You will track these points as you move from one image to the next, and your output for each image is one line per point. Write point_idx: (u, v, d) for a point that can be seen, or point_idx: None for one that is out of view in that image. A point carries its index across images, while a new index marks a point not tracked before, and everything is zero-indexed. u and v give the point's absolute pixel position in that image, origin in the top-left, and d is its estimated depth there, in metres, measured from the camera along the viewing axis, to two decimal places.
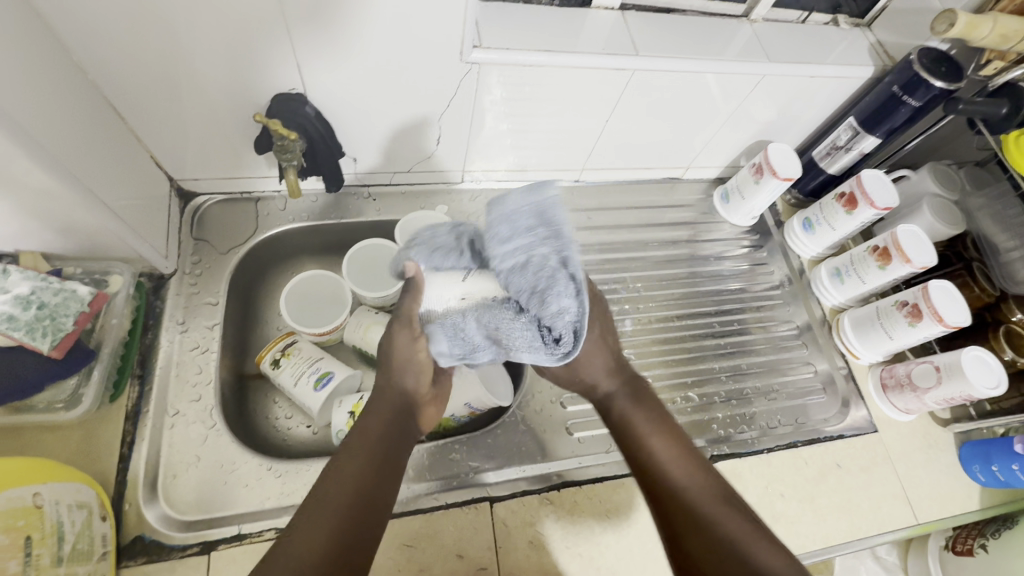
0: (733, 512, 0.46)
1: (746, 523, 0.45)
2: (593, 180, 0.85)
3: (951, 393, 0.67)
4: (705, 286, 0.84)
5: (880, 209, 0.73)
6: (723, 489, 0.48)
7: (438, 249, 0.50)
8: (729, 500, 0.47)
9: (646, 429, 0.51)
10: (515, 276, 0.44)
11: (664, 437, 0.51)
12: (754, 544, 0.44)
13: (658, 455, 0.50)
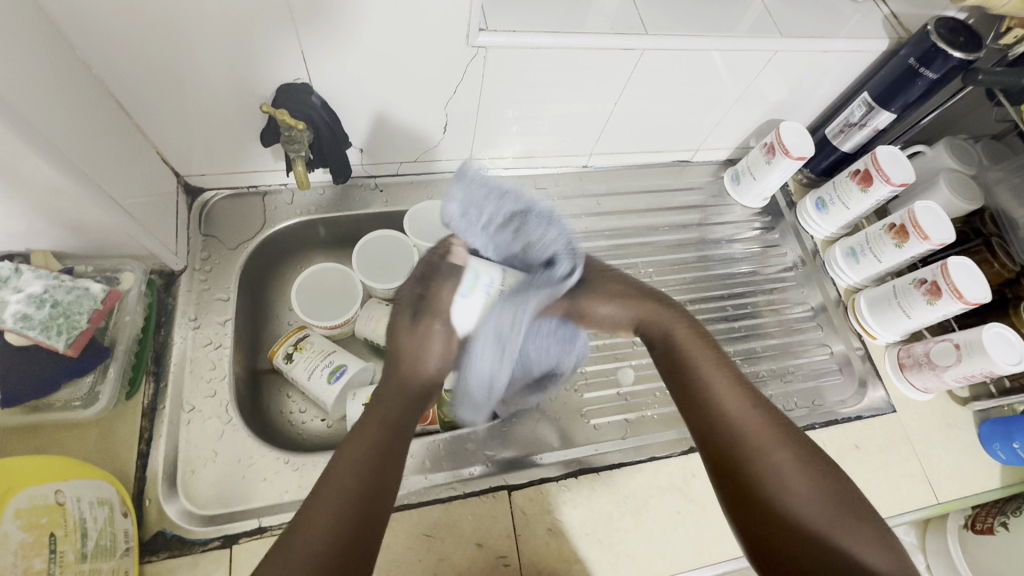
0: (785, 445, 0.50)
1: (841, 514, 0.47)
2: (601, 164, 0.84)
3: (971, 371, 0.66)
4: (717, 270, 0.83)
5: (896, 185, 0.72)
6: (822, 474, 0.49)
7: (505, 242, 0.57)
8: (827, 487, 0.48)
9: (731, 403, 0.53)
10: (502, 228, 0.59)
11: (743, 400, 0.53)
12: (846, 534, 0.46)
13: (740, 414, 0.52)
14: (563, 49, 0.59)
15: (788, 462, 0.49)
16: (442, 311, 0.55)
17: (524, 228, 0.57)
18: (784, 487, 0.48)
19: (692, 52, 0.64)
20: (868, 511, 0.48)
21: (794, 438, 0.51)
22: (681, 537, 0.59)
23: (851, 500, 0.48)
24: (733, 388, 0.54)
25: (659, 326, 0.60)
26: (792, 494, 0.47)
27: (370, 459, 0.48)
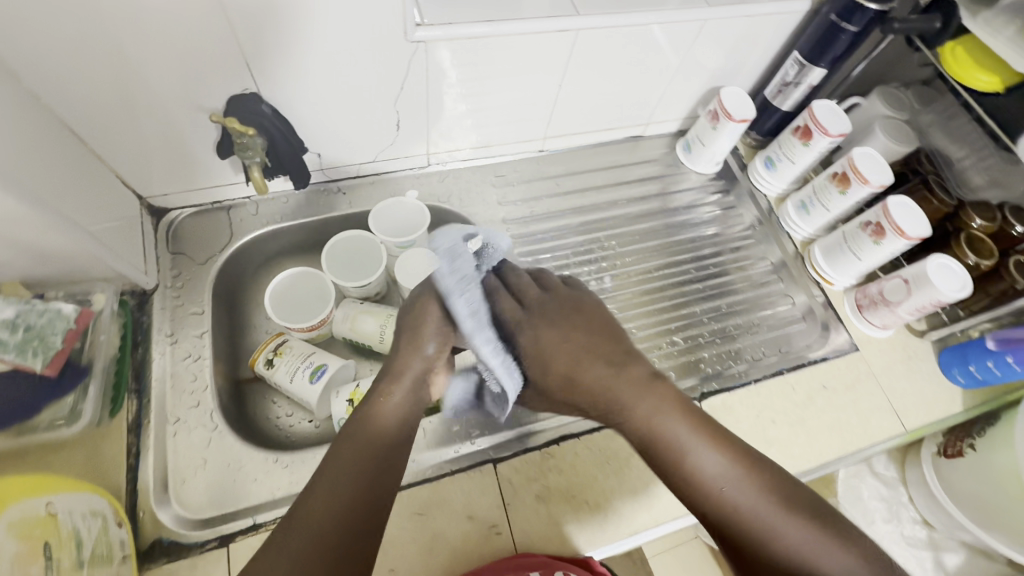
0: (793, 515, 0.46)
1: (810, 531, 0.45)
2: (558, 148, 0.87)
3: (922, 302, 0.70)
4: (681, 237, 0.86)
5: (834, 137, 0.76)
6: (780, 493, 0.47)
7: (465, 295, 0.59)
8: (788, 503, 0.47)
9: (678, 447, 0.49)
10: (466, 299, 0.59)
11: (689, 441, 0.49)
12: (819, 552, 0.44)
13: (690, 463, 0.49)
14: (500, 36, 0.62)
15: (804, 538, 0.45)
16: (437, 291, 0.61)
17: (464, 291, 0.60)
18: (774, 540, 0.45)
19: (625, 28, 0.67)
20: (831, 514, 0.47)
21: (798, 500, 0.47)
22: (667, 489, 0.62)
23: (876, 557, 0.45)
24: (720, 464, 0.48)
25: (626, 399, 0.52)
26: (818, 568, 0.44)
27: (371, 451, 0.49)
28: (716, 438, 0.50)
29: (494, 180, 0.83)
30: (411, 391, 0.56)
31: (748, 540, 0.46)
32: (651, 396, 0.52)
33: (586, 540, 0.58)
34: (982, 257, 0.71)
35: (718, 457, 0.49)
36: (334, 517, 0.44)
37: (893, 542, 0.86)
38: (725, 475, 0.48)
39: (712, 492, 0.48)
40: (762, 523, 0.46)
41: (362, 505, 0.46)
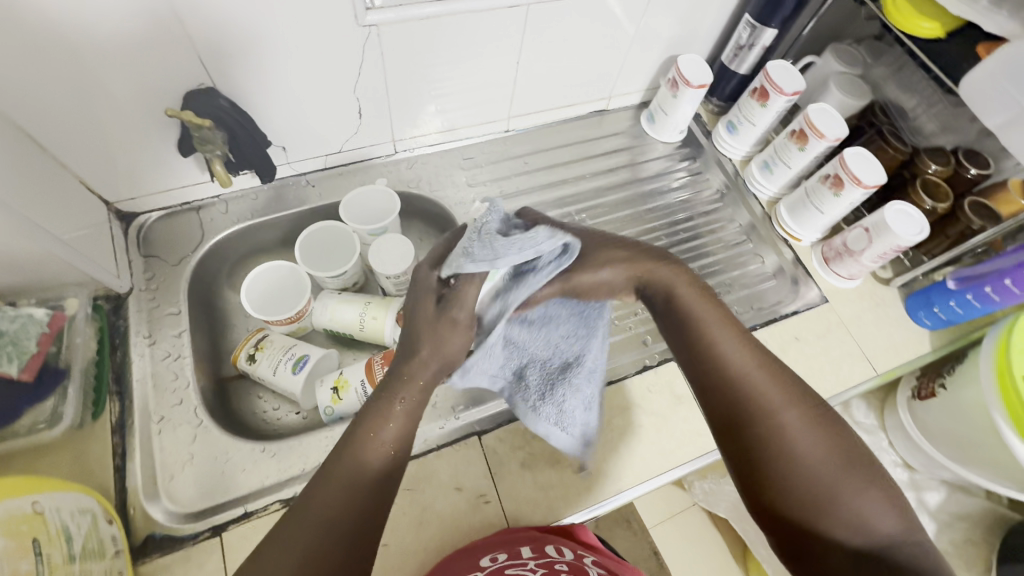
0: (796, 402, 0.50)
1: (804, 418, 0.49)
2: (523, 127, 0.88)
3: (883, 249, 0.72)
4: (650, 206, 0.88)
5: (790, 95, 0.77)
6: (790, 386, 0.51)
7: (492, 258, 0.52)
8: (793, 393, 0.51)
9: (704, 320, 0.54)
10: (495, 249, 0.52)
11: (717, 320, 0.54)
12: (806, 436, 0.48)
13: (713, 336, 0.53)
14: (452, 15, 0.63)
15: (797, 420, 0.49)
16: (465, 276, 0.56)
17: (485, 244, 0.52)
18: (774, 414, 0.49)
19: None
20: (831, 420, 0.50)
21: (802, 396, 0.51)
22: (648, 447, 0.64)
23: (859, 457, 0.49)
24: (738, 346, 0.53)
25: (662, 276, 0.55)
26: (799, 448, 0.48)
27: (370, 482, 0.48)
28: (743, 329, 0.54)
29: (462, 163, 0.84)
30: (419, 394, 0.52)
31: (748, 406, 0.50)
32: (694, 284, 0.56)
33: (573, 501, 0.60)
34: (937, 202, 0.73)
35: (738, 342, 0.53)
36: (339, 524, 0.45)
37: None
38: (745, 357, 0.52)
39: (727, 363, 0.52)
40: (766, 404, 0.50)
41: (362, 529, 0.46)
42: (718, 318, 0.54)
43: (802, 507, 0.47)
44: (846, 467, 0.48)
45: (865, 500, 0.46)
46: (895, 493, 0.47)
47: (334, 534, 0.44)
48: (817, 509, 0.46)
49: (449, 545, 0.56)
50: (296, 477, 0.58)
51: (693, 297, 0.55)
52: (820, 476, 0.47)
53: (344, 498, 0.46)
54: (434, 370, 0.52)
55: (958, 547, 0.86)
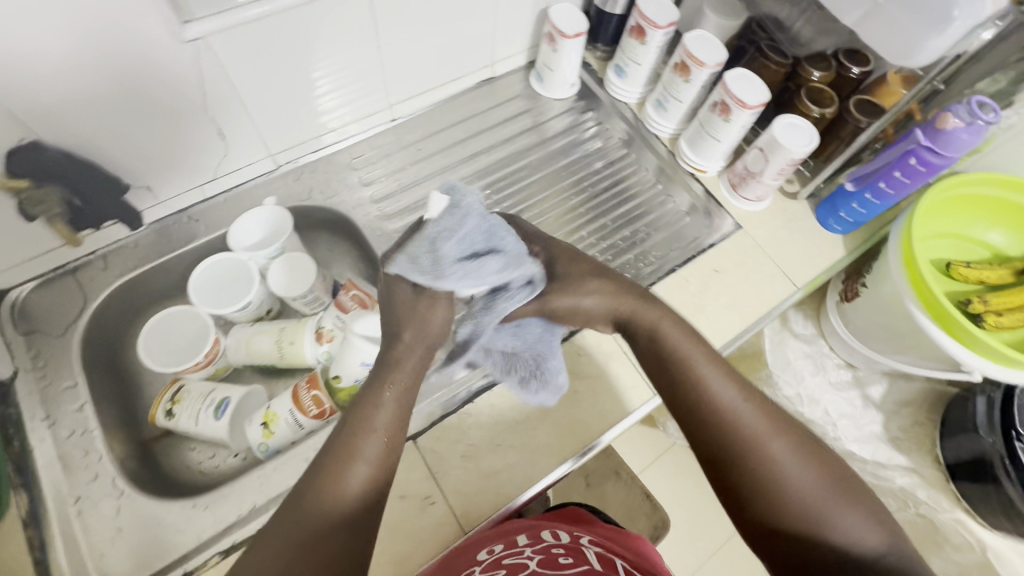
0: (778, 431, 0.50)
1: (788, 445, 0.50)
2: (409, 112, 0.84)
3: (780, 165, 0.72)
4: (557, 166, 0.86)
5: (665, 28, 0.75)
6: (773, 413, 0.52)
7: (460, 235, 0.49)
8: (776, 420, 0.51)
9: (690, 355, 0.54)
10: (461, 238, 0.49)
11: (704, 353, 0.55)
12: (791, 465, 0.49)
13: (698, 372, 0.53)
14: (284, 11, 0.58)
15: (784, 450, 0.49)
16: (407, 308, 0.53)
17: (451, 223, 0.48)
18: (762, 445, 0.49)
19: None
20: (813, 441, 0.51)
21: (791, 429, 0.51)
22: (585, 411, 0.64)
23: (845, 477, 0.49)
24: (726, 380, 0.53)
25: (642, 314, 0.57)
26: (784, 477, 0.48)
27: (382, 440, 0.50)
28: (728, 362, 0.54)
29: (352, 163, 0.80)
30: (413, 369, 0.54)
31: (735, 439, 0.50)
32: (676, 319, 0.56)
33: (520, 482, 0.60)
34: (824, 107, 0.73)
35: (721, 372, 0.53)
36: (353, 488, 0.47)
37: (823, 391, 0.92)
38: (733, 398, 0.52)
39: (713, 399, 0.52)
40: (755, 440, 0.50)
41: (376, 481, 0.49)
42: (704, 353, 0.55)
43: (794, 539, 0.47)
44: (829, 484, 0.49)
45: (852, 515, 0.47)
46: (873, 506, 0.49)
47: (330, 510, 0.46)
48: (811, 543, 0.47)
49: (400, 555, 0.56)
50: (233, 525, 0.56)
51: (673, 332, 0.56)
52: (807, 501, 0.48)
53: (343, 474, 0.48)
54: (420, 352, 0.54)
55: (906, 431, 0.90)
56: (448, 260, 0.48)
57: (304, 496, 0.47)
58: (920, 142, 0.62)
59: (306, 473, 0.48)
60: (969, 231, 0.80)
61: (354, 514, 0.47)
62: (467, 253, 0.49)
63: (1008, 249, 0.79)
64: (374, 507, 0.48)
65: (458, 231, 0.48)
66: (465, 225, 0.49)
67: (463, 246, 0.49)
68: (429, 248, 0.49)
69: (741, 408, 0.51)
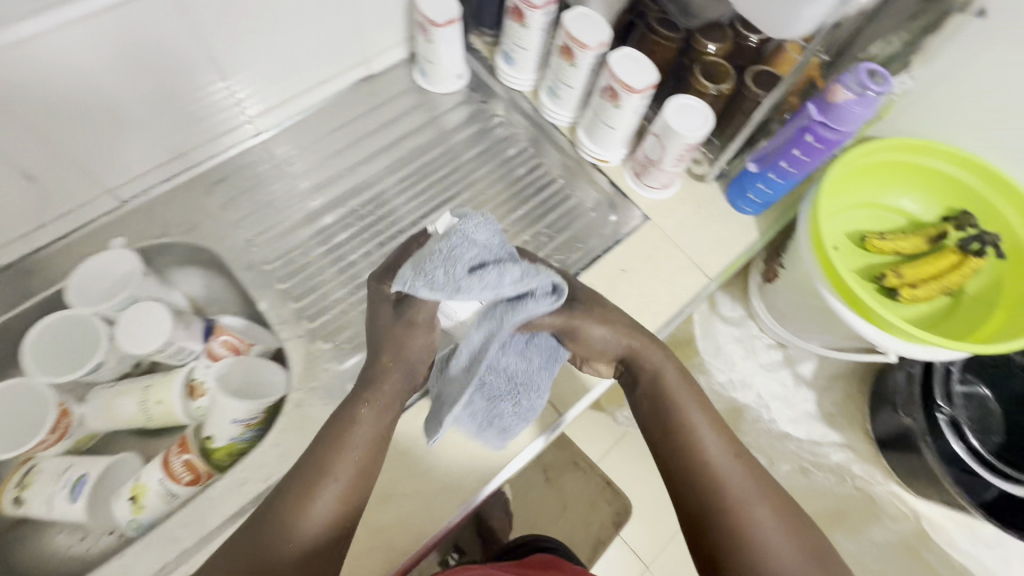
0: (766, 500, 0.49)
1: (773, 515, 0.49)
2: (277, 123, 0.75)
3: (678, 151, 0.66)
4: (451, 169, 0.79)
5: (543, 7, 0.68)
6: (761, 478, 0.51)
7: (477, 249, 0.42)
8: (766, 486, 0.50)
9: (687, 410, 0.53)
10: (479, 251, 0.42)
11: (699, 410, 0.53)
12: (775, 539, 0.48)
13: (692, 430, 0.52)
14: (76, 23, 0.49)
15: (768, 521, 0.48)
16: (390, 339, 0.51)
17: (466, 235, 0.42)
18: (749, 512, 0.48)
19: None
20: (799, 515, 0.50)
21: (778, 495, 0.50)
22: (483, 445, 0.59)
23: (821, 557, 0.49)
24: (720, 441, 0.52)
25: (647, 358, 0.55)
26: (768, 551, 0.47)
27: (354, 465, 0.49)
28: (723, 420, 0.54)
29: (214, 188, 0.71)
30: (395, 390, 0.52)
31: (720, 500, 0.49)
32: (676, 369, 0.55)
33: (416, 533, 0.57)
34: (720, 83, 0.67)
35: (715, 430, 0.52)
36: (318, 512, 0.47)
37: (754, 374, 0.89)
38: (723, 458, 0.51)
39: (703, 458, 0.51)
40: (739, 503, 0.49)
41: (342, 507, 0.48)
42: (700, 408, 0.54)
43: None
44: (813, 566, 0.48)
45: None
46: None
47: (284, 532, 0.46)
48: None
49: None
50: None
51: (675, 383, 0.54)
52: None
53: (313, 500, 0.47)
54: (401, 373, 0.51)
55: (839, 406, 0.88)
56: (463, 271, 0.41)
57: (271, 520, 0.47)
58: (813, 117, 0.57)
59: (277, 499, 0.48)
60: (884, 199, 0.76)
61: (315, 547, 0.46)
62: (489, 267, 0.42)
63: (924, 214, 0.75)
64: (339, 535, 0.48)
65: (470, 244, 0.42)
66: (479, 237, 0.42)
67: (482, 261, 0.41)
68: (441, 260, 0.41)
69: (729, 471, 0.50)
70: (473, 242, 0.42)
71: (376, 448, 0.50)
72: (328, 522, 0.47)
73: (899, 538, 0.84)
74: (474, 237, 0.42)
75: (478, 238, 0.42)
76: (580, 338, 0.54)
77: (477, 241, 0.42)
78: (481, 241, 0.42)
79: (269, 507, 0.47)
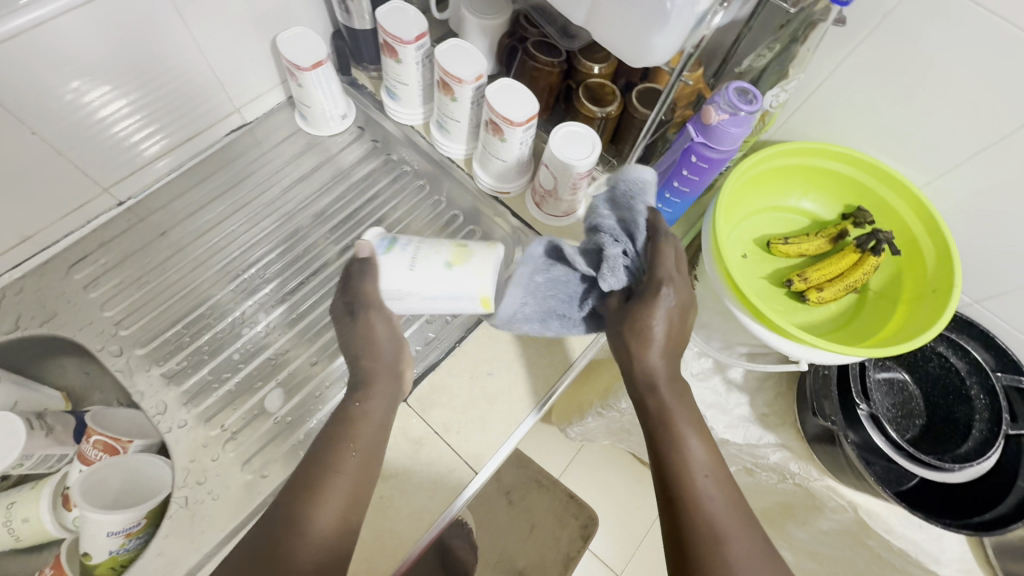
0: (744, 529, 0.47)
1: (750, 547, 0.46)
2: (143, 187, 0.68)
3: (571, 180, 0.64)
4: (345, 214, 0.74)
5: (414, 42, 0.64)
6: (741, 508, 0.48)
7: (609, 214, 0.54)
8: (746, 518, 0.48)
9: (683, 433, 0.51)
10: (610, 216, 0.54)
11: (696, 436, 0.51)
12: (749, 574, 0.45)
13: (681, 455, 0.50)
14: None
15: (745, 555, 0.46)
16: (363, 349, 0.57)
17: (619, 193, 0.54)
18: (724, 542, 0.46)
19: (55, 15, 0.49)
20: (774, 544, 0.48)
21: (754, 525, 0.48)
22: (395, 517, 0.56)
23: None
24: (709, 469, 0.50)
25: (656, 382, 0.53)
26: None
27: (351, 481, 0.50)
28: (715, 446, 0.51)
29: (74, 269, 0.64)
30: (382, 405, 0.56)
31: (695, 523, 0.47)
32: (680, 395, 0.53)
33: None
34: (606, 105, 0.65)
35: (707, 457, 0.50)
36: (320, 526, 0.47)
37: None
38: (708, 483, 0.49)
39: (688, 481, 0.49)
40: (715, 530, 0.47)
41: (344, 525, 0.48)
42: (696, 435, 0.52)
43: None
44: None
45: None
46: None
47: (288, 538, 0.46)
48: None
49: None
50: None
51: (677, 410, 0.52)
52: None
53: (313, 514, 0.47)
54: (371, 386, 0.56)
55: (772, 406, 0.87)
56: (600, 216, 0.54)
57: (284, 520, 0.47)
58: (694, 138, 0.56)
59: (287, 495, 0.49)
60: (786, 201, 0.76)
61: (331, 541, 0.47)
62: (610, 229, 0.53)
63: (825, 213, 0.76)
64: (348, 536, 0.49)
65: (611, 208, 0.54)
66: (626, 208, 0.53)
67: (609, 223, 0.53)
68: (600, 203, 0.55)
69: (718, 505, 0.48)
70: (618, 207, 0.54)
71: (370, 464, 0.52)
72: (337, 523, 0.48)
73: (842, 527, 0.84)
74: (618, 205, 0.54)
75: (618, 208, 0.54)
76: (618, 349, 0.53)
77: (619, 205, 0.54)
78: (624, 209, 0.54)
79: (282, 508, 0.48)
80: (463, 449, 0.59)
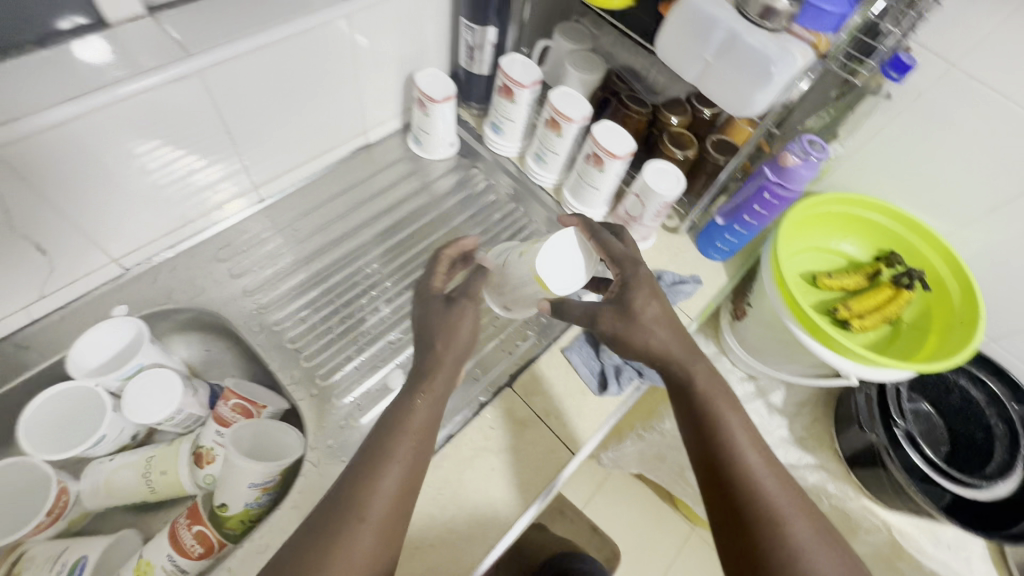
0: (778, 476, 0.53)
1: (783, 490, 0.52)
2: (280, 190, 0.78)
3: (656, 208, 0.75)
4: (446, 226, 0.84)
5: (531, 86, 0.77)
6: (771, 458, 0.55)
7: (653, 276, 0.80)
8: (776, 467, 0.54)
9: (714, 398, 0.57)
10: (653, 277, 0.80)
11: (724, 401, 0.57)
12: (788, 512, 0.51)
13: (717, 416, 0.56)
14: (119, 102, 0.52)
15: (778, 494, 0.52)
16: (444, 325, 0.60)
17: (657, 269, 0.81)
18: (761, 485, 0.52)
19: (268, 44, 0.60)
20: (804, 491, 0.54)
21: (783, 472, 0.54)
22: (502, 491, 0.62)
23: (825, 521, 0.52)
24: (740, 426, 0.56)
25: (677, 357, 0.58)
26: (779, 522, 0.50)
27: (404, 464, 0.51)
28: (742, 408, 0.57)
29: (219, 255, 0.73)
30: (443, 382, 0.57)
31: (733, 473, 0.53)
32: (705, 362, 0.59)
33: None
34: (686, 149, 0.78)
35: (737, 418, 0.56)
36: (372, 510, 0.47)
37: None
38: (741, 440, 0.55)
39: (722, 439, 0.55)
40: (751, 477, 0.53)
41: (399, 507, 0.49)
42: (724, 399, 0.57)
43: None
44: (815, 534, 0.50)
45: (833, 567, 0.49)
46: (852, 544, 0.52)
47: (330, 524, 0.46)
48: None
49: None
50: None
51: (705, 383, 0.57)
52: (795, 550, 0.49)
53: (372, 493, 0.48)
54: (454, 358, 0.58)
55: (809, 430, 0.95)
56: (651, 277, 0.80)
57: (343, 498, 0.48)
58: (769, 177, 0.69)
59: (346, 477, 0.50)
60: (828, 242, 0.87)
61: (386, 523, 0.48)
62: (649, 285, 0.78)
63: (862, 256, 0.87)
64: (400, 518, 0.49)
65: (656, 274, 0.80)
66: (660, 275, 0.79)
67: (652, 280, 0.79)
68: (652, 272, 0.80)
69: (752, 457, 0.54)
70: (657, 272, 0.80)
71: (421, 449, 0.52)
72: (395, 504, 0.49)
73: (875, 551, 0.90)
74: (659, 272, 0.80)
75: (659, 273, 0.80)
76: (623, 329, 0.59)
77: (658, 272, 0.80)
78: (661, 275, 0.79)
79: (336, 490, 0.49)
80: (562, 433, 0.67)
